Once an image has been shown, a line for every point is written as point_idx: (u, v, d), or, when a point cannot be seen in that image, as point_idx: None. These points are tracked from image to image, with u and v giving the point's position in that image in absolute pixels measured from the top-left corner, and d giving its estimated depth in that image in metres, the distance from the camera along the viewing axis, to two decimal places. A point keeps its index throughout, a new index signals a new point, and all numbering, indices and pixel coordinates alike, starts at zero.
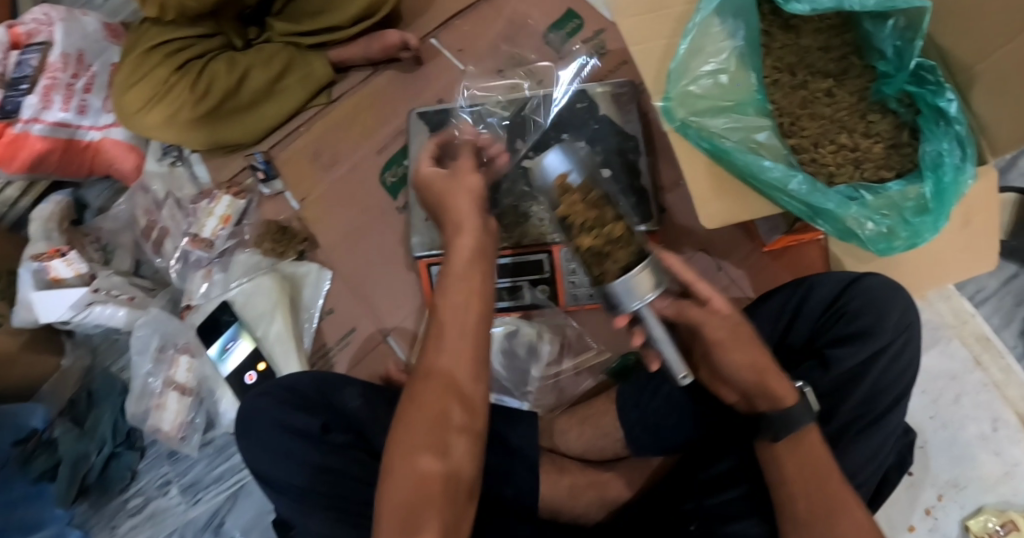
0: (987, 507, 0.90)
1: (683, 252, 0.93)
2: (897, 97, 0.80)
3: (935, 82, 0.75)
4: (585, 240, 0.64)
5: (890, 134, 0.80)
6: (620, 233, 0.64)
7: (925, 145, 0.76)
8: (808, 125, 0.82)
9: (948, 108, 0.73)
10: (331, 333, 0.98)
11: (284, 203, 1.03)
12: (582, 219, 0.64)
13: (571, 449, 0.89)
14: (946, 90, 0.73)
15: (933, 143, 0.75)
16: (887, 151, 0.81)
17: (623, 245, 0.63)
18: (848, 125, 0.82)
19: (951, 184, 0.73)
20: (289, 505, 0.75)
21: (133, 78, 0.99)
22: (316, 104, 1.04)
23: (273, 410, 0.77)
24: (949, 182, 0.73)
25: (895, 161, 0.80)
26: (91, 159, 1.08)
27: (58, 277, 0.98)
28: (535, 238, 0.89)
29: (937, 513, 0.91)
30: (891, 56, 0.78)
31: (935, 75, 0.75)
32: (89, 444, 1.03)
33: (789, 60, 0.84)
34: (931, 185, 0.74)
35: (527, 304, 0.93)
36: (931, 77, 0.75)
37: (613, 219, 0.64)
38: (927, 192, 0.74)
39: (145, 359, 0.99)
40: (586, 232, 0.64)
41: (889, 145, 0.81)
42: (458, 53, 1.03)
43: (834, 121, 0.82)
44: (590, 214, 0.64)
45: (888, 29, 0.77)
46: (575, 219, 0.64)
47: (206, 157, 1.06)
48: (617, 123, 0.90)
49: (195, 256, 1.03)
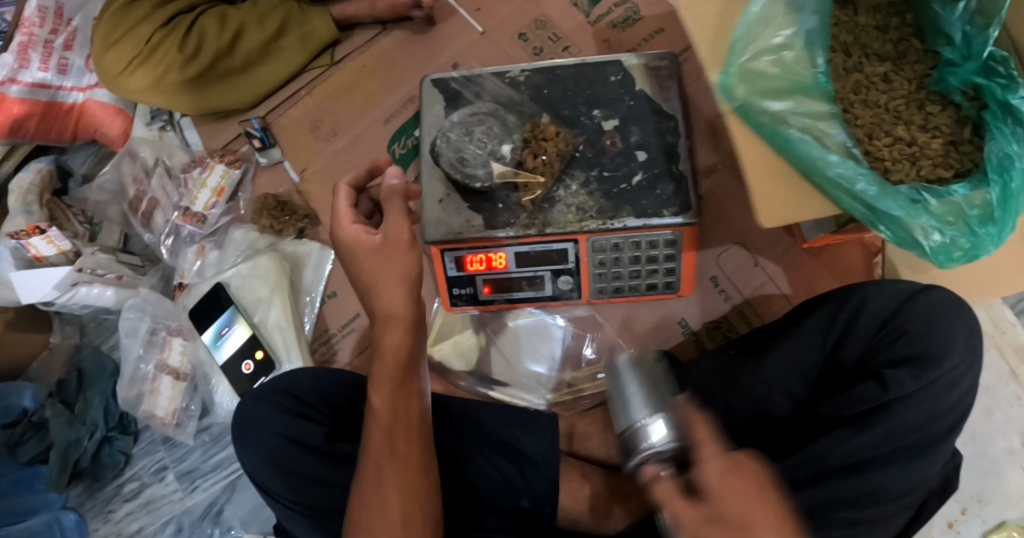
0: (1010, 524, 0.83)
1: (718, 245, 0.86)
2: (961, 89, 0.72)
3: (1006, 75, 0.67)
4: (531, 153, 0.79)
5: (951, 129, 0.72)
6: (551, 151, 0.79)
7: (990, 145, 0.68)
8: (861, 114, 0.75)
9: (1022, 106, 0.66)
10: (333, 318, 0.90)
11: (282, 174, 0.94)
12: (538, 174, 0.79)
13: (591, 454, 0.84)
14: (1020, 85, 0.66)
15: (999, 144, 0.67)
16: (945, 148, 0.73)
17: (556, 140, 0.80)
18: (904, 117, 0.75)
19: (1017, 190, 0.65)
20: (287, 516, 0.71)
21: (116, 36, 0.92)
22: (319, 65, 0.95)
23: (270, 418, 0.73)
24: (1017, 188, 0.66)
25: (954, 159, 0.72)
26: (75, 123, 0.99)
27: (40, 255, 0.92)
28: (562, 226, 0.78)
29: (960, 527, 0.84)
30: (958, 42, 0.70)
31: (1007, 67, 0.67)
32: (80, 431, 0.98)
33: (844, 39, 0.77)
34: (998, 191, 0.66)
35: (547, 297, 0.85)
36: (1002, 70, 0.68)
37: (555, 139, 0.80)
38: (995, 199, 0.66)
39: (135, 342, 0.93)
40: (534, 154, 0.79)
41: (947, 141, 0.73)
42: (474, 13, 0.93)
43: (888, 110, 0.75)
44: (544, 146, 0.79)
45: (957, 13, 0.70)
46: (541, 146, 0.79)
47: (198, 122, 0.98)
48: (654, 99, 0.82)
49: (187, 232, 0.96)
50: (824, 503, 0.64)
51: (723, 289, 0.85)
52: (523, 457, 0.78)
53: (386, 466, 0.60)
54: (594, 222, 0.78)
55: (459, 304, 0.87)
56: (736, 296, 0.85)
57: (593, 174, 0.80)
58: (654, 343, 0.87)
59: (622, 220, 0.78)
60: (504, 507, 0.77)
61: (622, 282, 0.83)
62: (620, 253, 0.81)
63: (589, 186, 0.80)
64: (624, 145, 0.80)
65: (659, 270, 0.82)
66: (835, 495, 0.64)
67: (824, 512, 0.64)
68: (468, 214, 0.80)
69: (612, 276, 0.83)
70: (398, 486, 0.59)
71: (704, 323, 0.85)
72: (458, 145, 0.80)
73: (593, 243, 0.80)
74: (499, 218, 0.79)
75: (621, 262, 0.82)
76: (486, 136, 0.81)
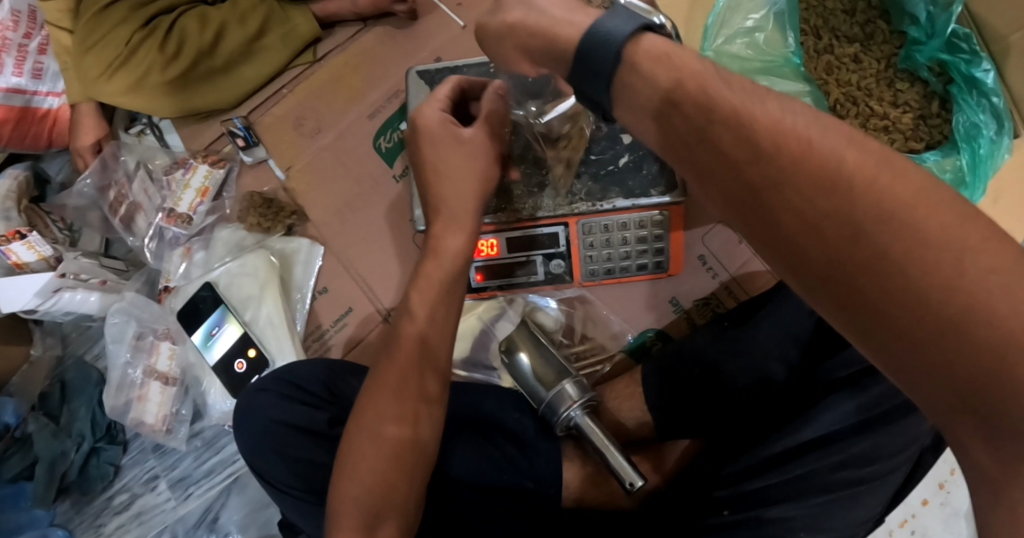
0: None
1: (704, 223, 0.87)
2: (927, 65, 0.75)
3: (970, 51, 0.72)
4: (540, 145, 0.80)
5: (919, 104, 0.75)
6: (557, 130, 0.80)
7: (957, 116, 0.72)
8: (835, 92, 0.78)
9: (985, 79, 0.71)
10: (326, 314, 0.89)
11: (267, 172, 0.93)
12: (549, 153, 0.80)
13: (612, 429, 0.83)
14: (983, 60, 0.71)
15: (965, 113, 0.71)
16: (914, 122, 0.75)
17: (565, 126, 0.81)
18: (874, 93, 0.77)
19: (986, 155, 0.70)
20: (290, 506, 0.71)
21: (94, 40, 0.92)
22: (301, 62, 0.95)
23: (273, 409, 0.74)
24: (985, 154, 0.70)
25: (924, 132, 0.75)
26: (51, 128, 0.99)
27: (21, 261, 0.91)
28: (553, 209, 0.80)
29: (949, 486, 0.90)
30: (922, 21, 0.73)
31: (970, 43, 0.72)
32: (66, 443, 0.95)
33: (814, 23, 0.81)
34: (967, 157, 0.70)
35: (541, 280, 0.86)
36: (965, 46, 0.72)
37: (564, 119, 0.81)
38: (964, 163, 0.70)
39: (123, 348, 0.92)
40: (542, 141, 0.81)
41: (917, 115, 0.75)
42: (455, 7, 0.94)
43: (860, 90, 0.78)
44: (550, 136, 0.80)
45: None
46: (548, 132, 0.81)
47: (179, 124, 0.97)
48: None
49: (172, 233, 0.95)
50: (823, 466, 0.66)
51: (710, 266, 0.87)
52: (528, 440, 0.78)
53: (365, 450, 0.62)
54: (583, 205, 0.79)
55: None
56: (722, 272, 0.87)
57: (579, 157, 0.80)
58: (648, 322, 0.88)
59: (611, 202, 0.79)
60: (508, 489, 0.76)
61: (614, 263, 0.84)
62: (610, 234, 0.82)
63: (577, 170, 0.81)
64: (611, 129, 0.80)
65: (648, 250, 0.83)
66: (840, 457, 0.66)
67: (817, 475, 0.66)
68: None
69: (603, 258, 0.84)
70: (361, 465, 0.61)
71: (694, 301, 0.87)
72: None
73: (583, 225, 0.81)
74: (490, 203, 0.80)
75: (611, 243, 0.83)
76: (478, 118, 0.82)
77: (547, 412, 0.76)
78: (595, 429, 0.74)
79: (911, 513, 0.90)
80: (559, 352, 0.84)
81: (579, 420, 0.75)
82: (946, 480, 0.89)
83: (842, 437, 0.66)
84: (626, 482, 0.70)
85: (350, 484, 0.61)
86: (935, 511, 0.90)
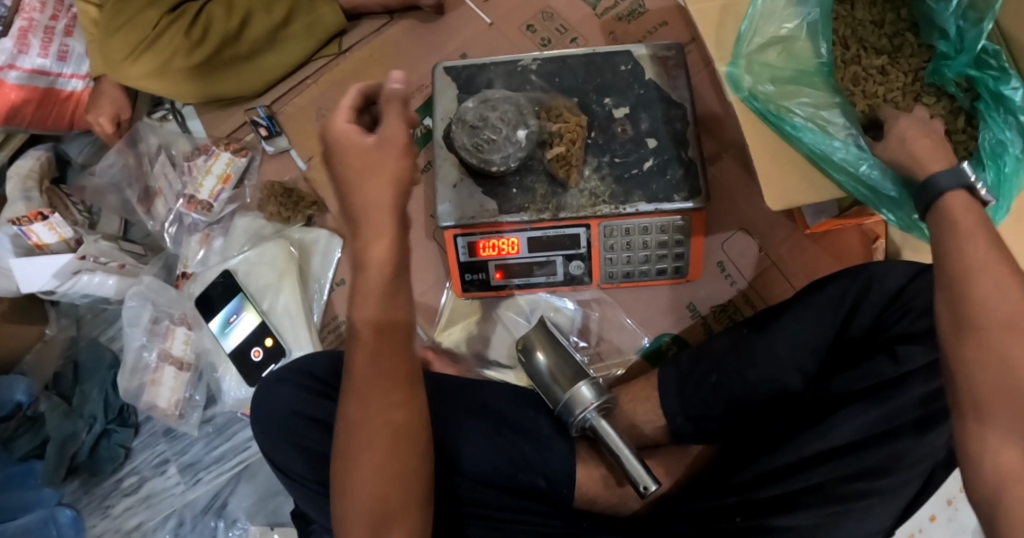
0: None
1: (724, 231, 0.88)
2: (955, 81, 0.74)
3: (998, 67, 0.71)
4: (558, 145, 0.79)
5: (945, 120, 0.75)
6: (572, 130, 0.80)
7: (983, 133, 0.71)
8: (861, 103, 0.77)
9: (1013, 96, 0.70)
10: (342, 306, 0.89)
11: (288, 162, 0.93)
12: (569, 153, 0.79)
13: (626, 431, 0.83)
14: (1011, 77, 0.70)
15: (990, 131, 0.71)
16: None
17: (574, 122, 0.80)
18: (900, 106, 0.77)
19: (1011, 175, 0.69)
20: (304, 496, 0.71)
21: (119, 23, 0.92)
22: (326, 53, 0.95)
23: (291, 399, 0.74)
24: (1009, 172, 0.69)
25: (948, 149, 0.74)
26: (74, 110, 0.99)
27: (42, 242, 0.92)
28: (575, 210, 0.80)
29: (957, 502, 0.90)
30: (952, 36, 0.73)
31: (999, 60, 0.71)
32: (78, 423, 0.95)
33: (842, 33, 0.81)
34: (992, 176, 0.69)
35: (560, 281, 0.86)
36: (994, 62, 0.72)
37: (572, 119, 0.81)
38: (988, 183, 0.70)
39: (138, 332, 0.92)
40: (560, 141, 0.80)
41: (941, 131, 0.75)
42: (482, 3, 0.94)
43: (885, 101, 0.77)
44: (564, 133, 0.80)
45: (950, 8, 0.73)
46: (562, 131, 0.80)
47: (201, 110, 0.97)
48: (663, 89, 0.83)
49: (191, 219, 0.95)
50: (835, 476, 0.67)
51: (728, 274, 0.87)
52: (540, 439, 0.79)
53: (380, 442, 0.61)
54: (606, 207, 0.79)
55: (470, 289, 0.87)
56: (741, 280, 0.87)
57: (605, 160, 0.81)
58: (664, 327, 0.88)
59: (634, 205, 0.79)
60: (520, 488, 0.77)
61: (633, 266, 0.84)
62: (631, 238, 0.82)
63: (600, 172, 0.81)
64: (635, 132, 0.81)
65: (668, 255, 0.83)
66: (853, 468, 0.66)
67: (831, 485, 0.66)
68: (482, 198, 0.81)
69: (623, 261, 0.84)
70: (375, 464, 0.61)
71: (712, 307, 0.87)
72: (472, 130, 0.80)
73: (605, 228, 0.81)
74: (513, 203, 0.80)
75: (631, 246, 0.83)
76: (498, 123, 0.80)
77: (563, 413, 0.76)
78: (611, 432, 0.74)
79: (918, 528, 0.90)
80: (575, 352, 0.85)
81: (594, 421, 0.75)
82: (954, 496, 0.90)
83: (856, 448, 0.67)
84: (641, 486, 0.70)
85: (364, 475, 0.61)
86: (942, 526, 0.90)
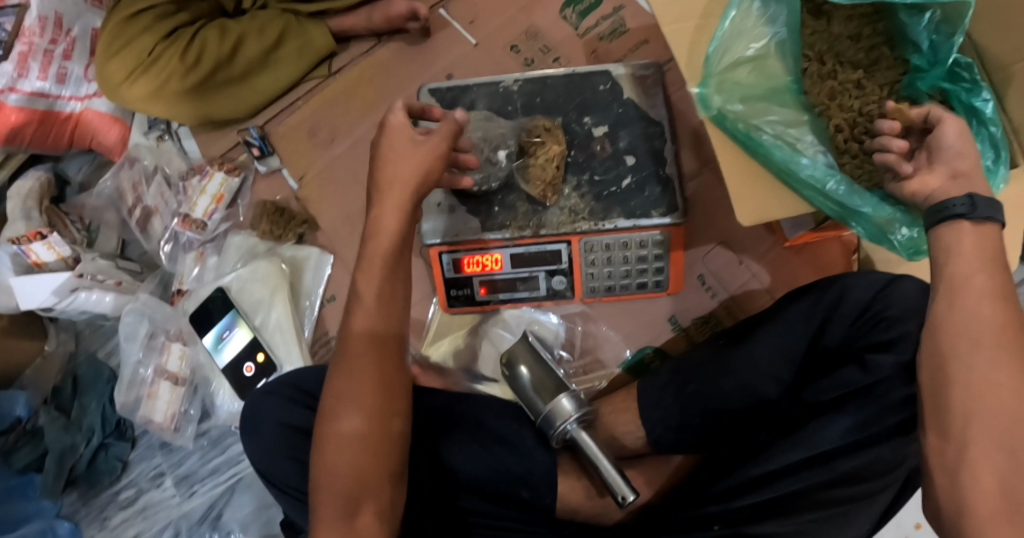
0: None
1: (703, 245, 0.90)
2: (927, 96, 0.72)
3: (971, 79, 0.70)
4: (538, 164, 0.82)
5: None
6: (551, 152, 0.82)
7: None
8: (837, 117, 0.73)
9: (984, 108, 0.69)
10: (332, 320, 0.92)
11: (280, 181, 0.96)
12: (549, 172, 0.82)
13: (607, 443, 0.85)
14: (982, 89, 0.69)
15: None
16: None
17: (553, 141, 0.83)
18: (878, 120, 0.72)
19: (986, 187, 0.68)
20: (293, 507, 0.73)
21: (118, 47, 0.95)
22: (316, 74, 0.98)
23: (280, 411, 0.76)
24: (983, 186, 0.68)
25: None
26: (72, 130, 1.02)
27: (40, 260, 0.95)
28: (555, 228, 0.82)
29: None
30: (925, 50, 0.71)
31: (971, 72, 0.70)
32: (77, 436, 0.98)
33: (818, 47, 0.75)
34: None
35: (543, 295, 0.89)
36: (966, 75, 0.70)
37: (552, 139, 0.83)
38: None
39: (135, 346, 0.95)
40: (541, 160, 0.82)
41: None
42: (467, 25, 0.97)
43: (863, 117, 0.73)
44: (544, 153, 0.82)
45: (923, 22, 0.70)
46: (541, 151, 0.82)
47: (196, 132, 1.00)
48: (642, 107, 0.86)
49: (186, 238, 0.98)
50: (809, 485, 0.68)
51: (709, 286, 0.89)
52: (523, 450, 0.80)
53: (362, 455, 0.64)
54: (586, 224, 0.82)
55: (457, 304, 0.90)
56: (721, 292, 0.89)
57: (584, 178, 0.83)
58: (646, 340, 0.90)
59: (613, 221, 0.82)
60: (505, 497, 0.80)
61: (613, 281, 0.87)
62: (611, 253, 0.84)
63: (580, 190, 0.83)
64: (614, 150, 0.84)
65: (648, 269, 0.86)
66: (829, 475, 0.68)
67: (808, 492, 0.68)
68: (466, 216, 0.84)
69: (603, 275, 0.86)
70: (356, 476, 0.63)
71: (693, 320, 0.89)
72: None
73: (585, 243, 0.83)
74: (496, 220, 0.83)
75: (612, 261, 0.85)
76: (483, 143, 0.83)
77: (545, 426, 0.78)
78: (589, 442, 0.76)
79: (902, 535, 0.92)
80: (558, 365, 0.87)
81: (574, 433, 0.76)
82: None
83: (830, 455, 0.68)
84: (619, 495, 0.71)
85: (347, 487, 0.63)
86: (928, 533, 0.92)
